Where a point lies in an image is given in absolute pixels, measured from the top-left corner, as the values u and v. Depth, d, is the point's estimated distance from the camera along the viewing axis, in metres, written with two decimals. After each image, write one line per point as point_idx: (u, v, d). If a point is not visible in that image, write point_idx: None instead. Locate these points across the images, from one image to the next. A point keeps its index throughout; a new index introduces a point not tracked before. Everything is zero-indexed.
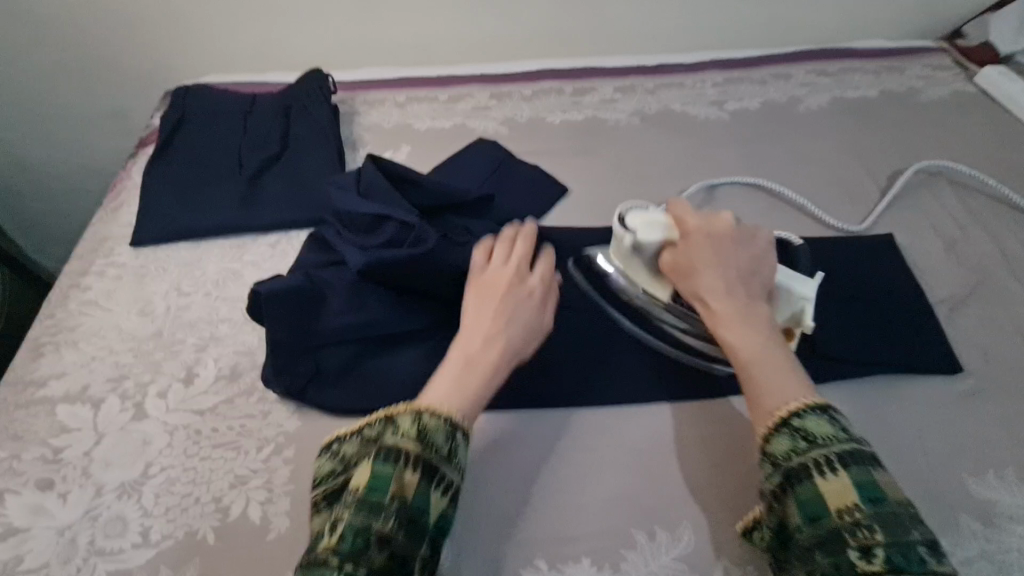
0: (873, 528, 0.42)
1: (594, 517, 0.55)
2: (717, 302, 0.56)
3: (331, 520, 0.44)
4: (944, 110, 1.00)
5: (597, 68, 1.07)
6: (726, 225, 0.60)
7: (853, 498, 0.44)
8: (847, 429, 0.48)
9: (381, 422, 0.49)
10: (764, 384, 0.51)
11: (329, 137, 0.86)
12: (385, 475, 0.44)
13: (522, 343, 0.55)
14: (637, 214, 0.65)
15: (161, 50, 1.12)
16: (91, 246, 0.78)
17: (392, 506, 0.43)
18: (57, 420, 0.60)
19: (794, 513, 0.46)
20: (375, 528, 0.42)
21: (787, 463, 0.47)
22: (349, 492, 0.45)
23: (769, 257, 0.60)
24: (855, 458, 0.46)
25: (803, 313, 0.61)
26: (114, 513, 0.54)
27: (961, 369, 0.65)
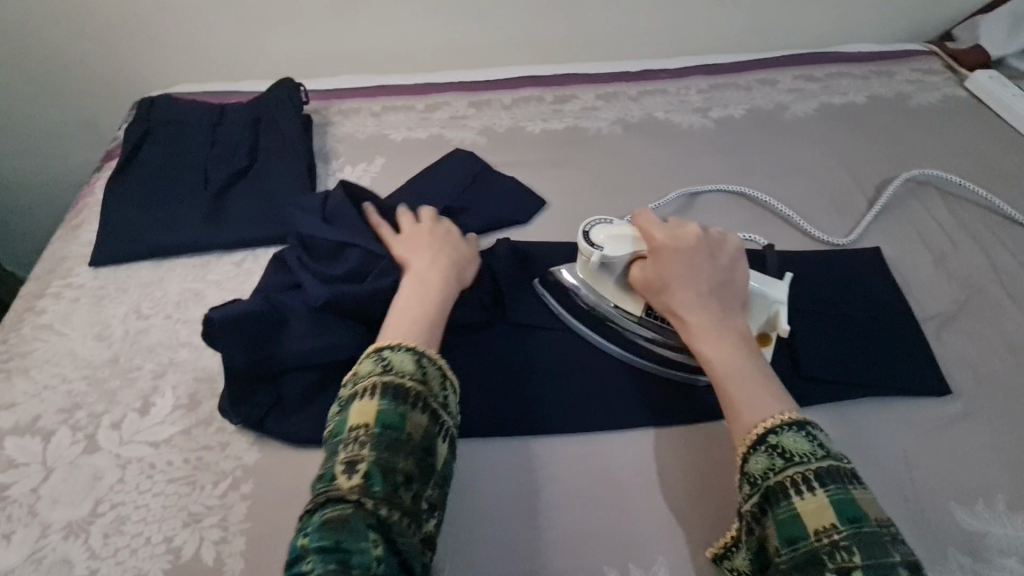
0: (852, 550, 0.39)
1: (565, 551, 0.52)
2: (691, 314, 0.55)
3: (341, 462, 0.41)
4: (934, 116, 0.97)
5: (579, 75, 1.04)
6: (693, 236, 0.58)
7: (831, 518, 0.41)
8: (825, 445, 0.45)
9: (374, 357, 0.47)
10: (740, 399, 0.49)
11: (298, 148, 0.83)
12: (400, 414, 0.44)
13: (459, 270, 0.61)
14: (603, 228, 0.63)
15: (131, 59, 1.09)
16: (50, 267, 0.75)
17: (411, 444, 0.43)
18: (4, 454, 0.58)
19: (772, 535, 0.43)
20: (399, 467, 0.41)
21: (764, 482, 0.44)
22: (357, 430, 0.43)
23: (741, 266, 0.58)
24: (832, 475, 0.43)
25: (778, 316, 0.60)
26: (59, 556, 0.51)
27: (949, 391, 0.63)
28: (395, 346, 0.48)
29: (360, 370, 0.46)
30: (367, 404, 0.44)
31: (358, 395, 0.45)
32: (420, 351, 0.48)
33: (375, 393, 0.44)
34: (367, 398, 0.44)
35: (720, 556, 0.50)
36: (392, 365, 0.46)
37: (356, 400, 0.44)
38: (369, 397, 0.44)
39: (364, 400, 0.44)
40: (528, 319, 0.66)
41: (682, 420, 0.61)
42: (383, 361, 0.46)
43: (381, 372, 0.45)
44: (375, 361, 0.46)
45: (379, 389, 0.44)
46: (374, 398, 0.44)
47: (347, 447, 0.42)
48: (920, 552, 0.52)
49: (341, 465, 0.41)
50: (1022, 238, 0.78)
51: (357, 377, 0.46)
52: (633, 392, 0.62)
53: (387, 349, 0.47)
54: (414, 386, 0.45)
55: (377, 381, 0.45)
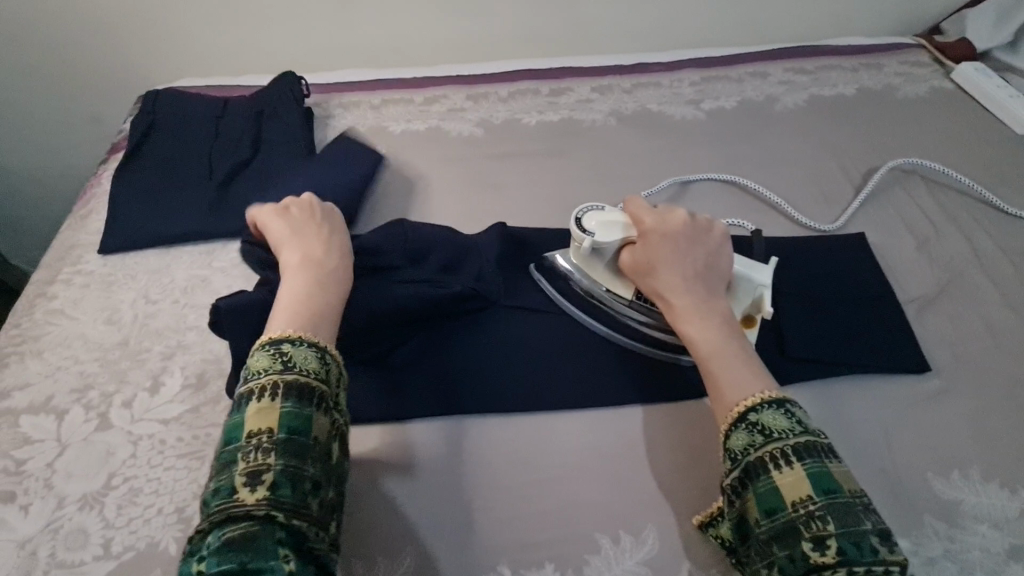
0: (826, 520, 0.42)
1: (557, 522, 0.55)
2: (676, 298, 0.58)
3: (243, 473, 0.41)
4: (921, 107, 0.99)
5: (574, 68, 1.07)
6: (681, 222, 0.62)
7: (808, 490, 0.44)
8: (803, 421, 0.47)
9: (273, 357, 0.46)
10: (723, 378, 0.52)
11: (300, 140, 0.86)
12: (304, 417, 0.45)
13: (347, 253, 0.60)
14: (593, 215, 0.66)
15: (135, 55, 1.11)
16: (60, 255, 0.77)
17: (316, 448, 0.44)
18: (20, 431, 0.60)
19: (751, 507, 0.46)
20: (307, 473, 0.43)
21: (744, 458, 0.47)
22: (260, 436, 0.43)
23: (725, 254, 0.61)
24: (809, 449, 0.45)
25: (763, 298, 0.62)
26: (76, 525, 0.54)
27: (928, 369, 0.66)
28: (294, 341, 0.48)
29: (259, 368, 0.46)
30: (269, 408, 0.44)
31: (257, 396, 0.45)
32: (322, 347, 0.49)
33: (276, 396, 0.45)
34: (269, 401, 0.44)
35: (705, 522, 0.53)
36: (294, 363, 0.46)
37: (256, 403, 0.44)
38: (270, 401, 0.44)
39: (266, 404, 0.44)
40: (523, 302, 0.69)
41: (672, 397, 0.63)
42: (283, 359, 0.46)
43: (282, 372, 0.46)
44: (276, 359, 0.46)
45: (282, 392, 0.45)
46: (276, 400, 0.44)
47: (250, 455, 0.42)
48: (897, 520, 0.55)
49: (243, 477, 0.41)
50: (1003, 225, 0.81)
51: (257, 376, 0.46)
52: (624, 371, 0.65)
53: (286, 344, 0.47)
54: (317, 385, 0.46)
55: (280, 383, 0.45)
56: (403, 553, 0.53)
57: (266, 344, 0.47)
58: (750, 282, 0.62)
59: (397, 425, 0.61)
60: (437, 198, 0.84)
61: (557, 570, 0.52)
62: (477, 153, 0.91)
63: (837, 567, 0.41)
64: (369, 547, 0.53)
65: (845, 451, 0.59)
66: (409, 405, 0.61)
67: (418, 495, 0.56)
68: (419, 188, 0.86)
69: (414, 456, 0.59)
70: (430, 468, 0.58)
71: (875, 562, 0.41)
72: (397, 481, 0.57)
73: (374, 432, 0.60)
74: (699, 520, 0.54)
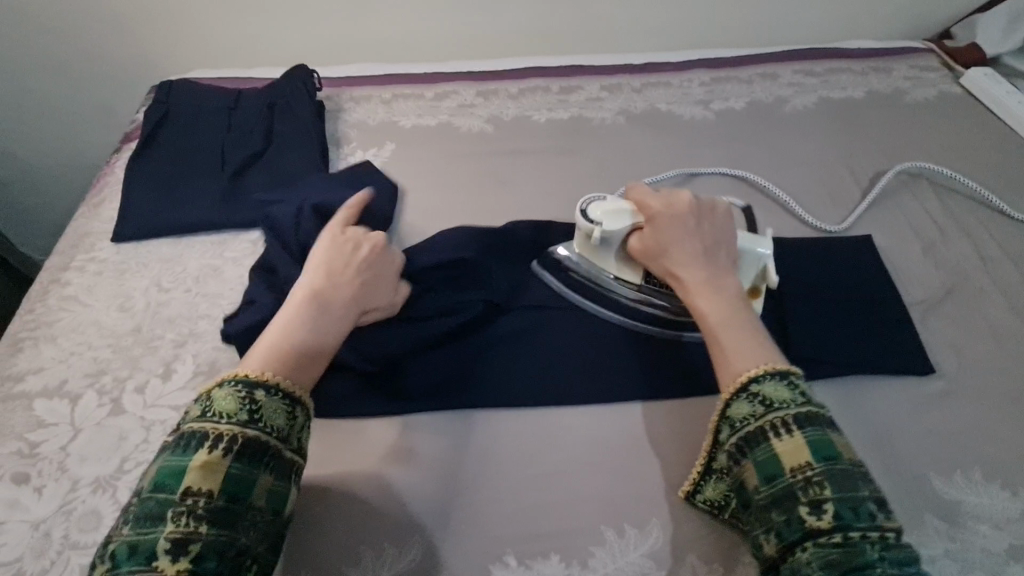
0: (824, 485, 0.44)
1: (562, 514, 0.56)
2: (684, 271, 0.59)
3: (170, 537, 0.40)
4: (930, 111, 1.00)
5: (584, 67, 1.07)
6: (686, 203, 0.62)
7: (806, 457, 0.46)
8: (805, 393, 0.50)
9: (236, 401, 0.46)
10: (729, 347, 0.53)
11: (312, 134, 0.87)
12: (252, 480, 0.44)
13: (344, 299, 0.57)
14: (598, 205, 0.66)
15: (147, 46, 1.12)
16: (73, 242, 0.78)
17: (254, 515, 0.43)
18: (34, 414, 0.61)
19: (751, 474, 0.48)
20: (238, 542, 0.42)
21: (745, 427, 0.49)
22: (197, 497, 0.41)
23: (731, 231, 0.62)
24: (810, 419, 0.48)
25: (767, 268, 0.64)
26: (89, 508, 0.54)
27: (932, 370, 0.66)
28: (270, 389, 0.47)
29: (222, 413, 0.45)
30: (216, 464, 0.43)
31: (207, 448, 0.43)
32: (293, 399, 0.48)
33: (229, 451, 0.43)
34: (219, 456, 0.43)
35: (692, 492, 0.55)
36: (261, 417, 0.46)
37: (205, 454, 0.43)
38: (221, 455, 0.43)
39: (214, 458, 0.43)
40: (532, 297, 0.69)
41: (678, 395, 0.64)
42: (246, 408, 0.45)
43: (244, 424, 0.45)
44: (242, 406, 0.45)
45: (236, 449, 0.44)
46: (227, 456, 0.43)
47: (181, 518, 0.41)
48: (899, 518, 0.55)
49: (168, 542, 0.40)
50: (1009, 229, 0.81)
51: (216, 420, 0.45)
52: (630, 367, 0.65)
53: (259, 391, 0.46)
54: (273, 443, 0.46)
55: (238, 436, 0.44)
56: (411, 542, 0.54)
57: (237, 381, 0.46)
58: (753, 258, 0.64)
59: (406, 416, 0.62)
60: (446, 192, 0.85)
61: (563, 561, 0.53)
62: (487, 149, 0.92)
63: (833, 530, 0.43)
64: (379, 535, 0.54)
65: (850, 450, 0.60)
66: (418, 396, 0.62)
67: (425, 486, 0.57)
68: (429, 182, 0.86)
69: (422, 447, 0.60)
70: (437, 459, 0.59)
71: (870, 527, 0.43)
72: (405, 471, 0.58)
73: (383, 423, 0.61)
74: (687, 490, 0.56)
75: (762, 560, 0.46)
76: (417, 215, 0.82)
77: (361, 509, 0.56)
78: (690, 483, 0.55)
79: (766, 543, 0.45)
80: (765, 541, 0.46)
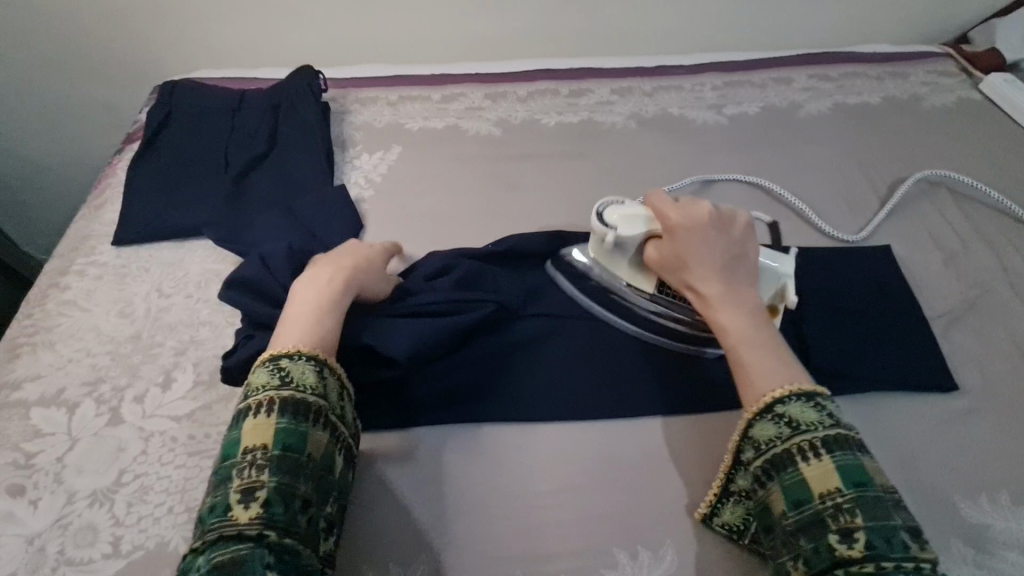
0: (855, 512, 0.43)
1: (574, 534, 0.54)
2: (705, 285, 0.56)
3: (237, 490, 0.43)
4: (948, 118, 0.97)
5: (594, 69, 1.05)
6: (706, 213, 0.59)
7: (835, 482, 0.44)
8: (833, 414, 0.48)
9: (272, 368, 0.48)
10: (753, 367, 0.51)
11: (318, 136, 0.85)
12: (301, 434, 0.46)
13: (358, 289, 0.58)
14: (615, 210, 0.64)
15: (151, 45, 1.10)
16: (73, 245, 0.77)
17: (310, 466, 0.45)
18: (31, 423, 0.59)
19: (777, 498, 0.46)
20: (298, 491, 0.44)
21: (770, 449, 0.48)
22: (254, 453, 0.44)
23: (751, 241, 0.60)
24: (839, 443, 0.46)
25: (787, 287, 0.61)
26: (85, 522, 0.53)
27: (956, 387, 0.64)
28: (293, 356, 0.49)
29: (258, 385, 0.48)
30: (265, 423, 0.46)
31: (254, 412, 0.46)
32: (321, 361, 0.50)
33: (273, 411, 0.46)
34: (265, 417, 0.46)
35: (709, 514, 0.53)
36: (292, 378, 0.48)
37: (253, 419, 0.46)
38: (266, 416, 0.46)
39: (262, 419, 0.46)
40: (543, 307, 0.67)
41: (693, 410, 0.62)
42: (282, 373, 0.48)
43: (279, 387, 0.47)
44: (273, 375, 0.48)
45: (278, 408, 0.46)
46: (272, 416, 0.46)
47: (244, 472, 0.44)
48: None
49: (236, 494, 0.42)
50: None
51: (256, 392, 0.47)
52: (642, 380, 0.63)
53: (285, 359, 0.49)
54: (314, 400, 0.48)
55: (276, 399, 0.47)
56: (416, 562, 0.52)
57: (267, 360, 0.49)
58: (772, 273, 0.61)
59: (411, 429, 0.60)
60: (454, 197, 0.83)
61: None
62: (495, 153, 0.90)
63: (865, 560, 0.40)
64: (383, 554, 0.52)
65: None
66: (425, 408, 0.60)
67: (432, 503, 0.55)
68: (437, 187, 0.85)
69: (428, 461, 0.58)
70: (445, 475, 0.57)
71: (908, 559, 0.40)
72: (410, 487, 0.56)
73: (388, 437, 0.60)
74: (703, 512, 0.54)
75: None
76: (424, 220, 0.80)
77: (364, 526, 0.54)
78: (706, 505, 0.53)
79: (793, 571, 0.44)
80: (792, 568, 0.44)
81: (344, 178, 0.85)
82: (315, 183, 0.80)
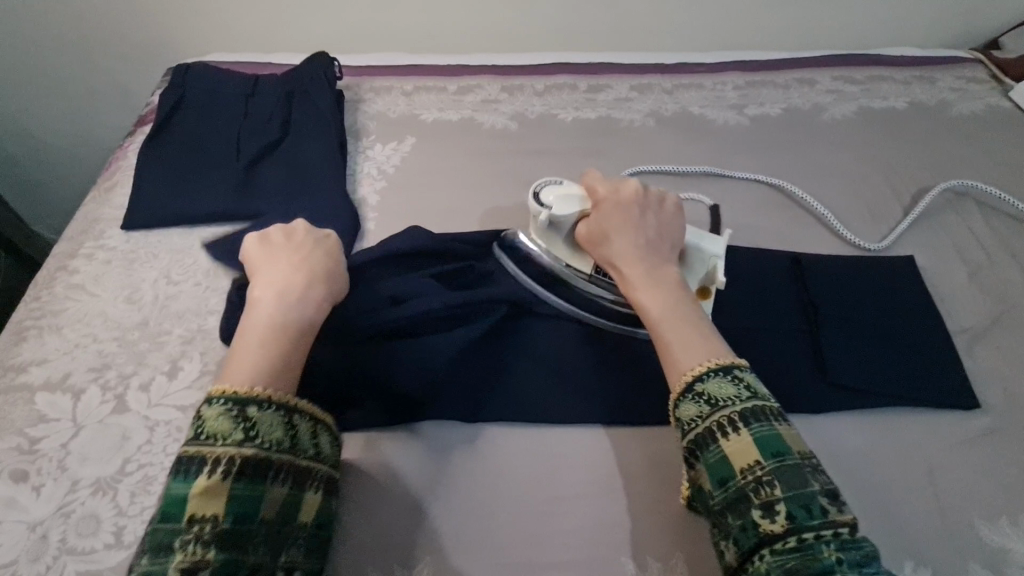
0: (773, 484, 0.43)
1: (580, 542, 0.53)
2: (631, 268, 0.57)
3: (180, 566, 0.40)
4: (977, 126, 0.95)
5: (613, 65, 1.03)
6: (631, 194, 0.61)
7: (754, 456, 0.45)
8: (749, 386, 0.48)
9: (233, 417, 0.45)
10: (674, 343, 0.52)
11: (331, 125, 0.83)
12: (256, 497, 0.44)
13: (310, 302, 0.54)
14: (551, 189, 0.64)
15: (164, 27, 1.09)
16: (82, 227, 0.76)
17: (262, 529, 0.43)
18: (35, 409, 0.59)
19: (704, 479, 0.47)
20: (249, 559, 0.42)
21: (693, 429, 0.48)
22: (203, 523, 0.41)
23: (677, 222, 0.61)
24: (755, 415, 0.47)
25: (716, 269, 0.62)
26: (88, 511, 0.52)
27: (978, 405, 0.62)
28: (261, 404, 0.46)
29: (216, 434, 0.44)
30: (218, 487, 0.42)
31: (206, 472, 0.43)
32: (289, 409, 0.48)
33: (228, 473, 0.43)
34: (217, 481, 0.42)
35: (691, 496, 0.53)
36: (257, 433, 0.45)
37: (203, 480, 0.42)
38: (220, 479, 0.43)
39: (215, 482, 0.42)
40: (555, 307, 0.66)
41: None
42: (245, 426, 0.45)
43: (241, 443, 0.44)
44: (236, 425, 0.45)
45: (235, 471, 0.43)
46: (228, 479, 0.43)
47: (189, 545, 0.40)
48: (938, 566, 0.52)
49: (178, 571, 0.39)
50: None
51: (212, 443, 0.44)
52: (657, 385, 0.62)
53: (251, 408, 0.45)
54: (276, 457, 0.46)
55: (236, 457, 0.43)
56: (419, 565, 0.51)
57: (224, 400, 0.45)
58: (702, 252, 0.62)
59: (418, 428, 0.59)
60: (468, 191, 0.82)
61: None
62: (511, 147, 0.88)
63: (787, 534, 0.41)
64: (388, 552, 0.52)
65: (885, 489, 0.56)
66: (430, 406, 0.59)
67: (436, 505, 0.55)
68: (449, 180, 0.83)
69: (436, 462, 0.57)
70: (449, 475, 0.56)
71: (824, 525, 0.42)
72: (417, 487, 0.56)
73: (396, 435, 0.59)
74: (686, 496, 0.53)
75: (724, 566, 0.45)
76: (435, 213, 0.79)
77: (369, 524, 0.53)
78: (687, 491, 0.52)
79: (726, 551, 0.45)
80: (725, 548, 0.45)
81: (355, 170, 0.84)
82: (325, 170, 0.78)
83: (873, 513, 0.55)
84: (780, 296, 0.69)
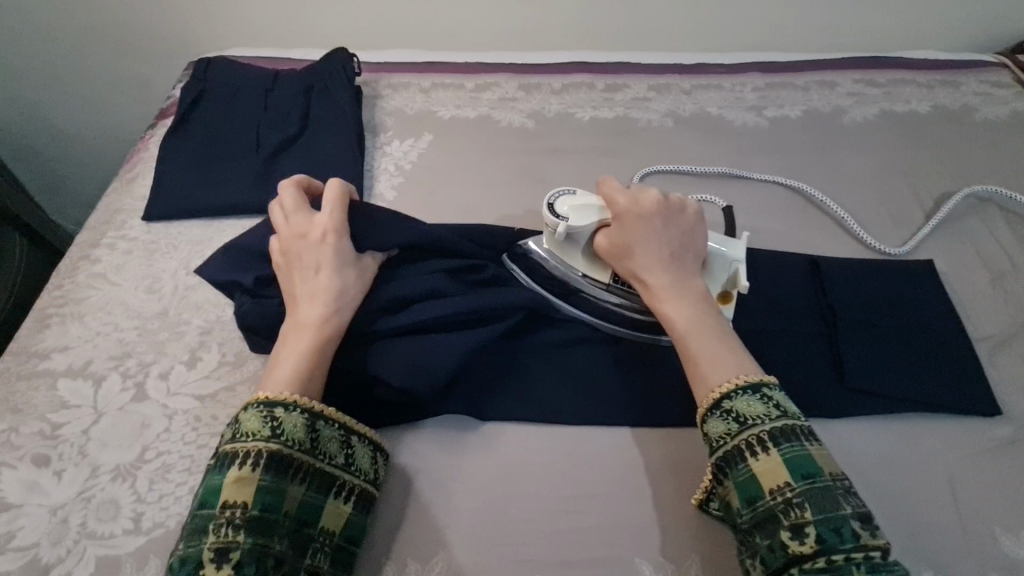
0: (804, 507, 0.43)
1: (596, 542, 0.52)
2: (656, 279, 0.57)
3: (211, 548, 0.43)
4: (1003, 131, 0.93)
5: (631, 65, 1.02)
6: (652, 201, 0.59)
7: (785, 477, 0.45)
8: (779, 405, 0.48)
9: (263, 416, 0.47)
10: (702, 358, 0.52)
11: (350, 120, 0.84)
12: (280, 493, 0.46)
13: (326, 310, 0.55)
14: (565, 199, 0.62)
15: (186, 22, 1.10)
16: (104, 218, 0.77)
17: (287, 523, 0.46)
18: (57, 395, 0.59)
19: (732, 495, 0.47)
20: (273, 550, 0.44)
21: (722, 446, 0.48)
22: (234, 510, 0.44)
23: (701, 231, 0.60)
24: (785, 434, 0.46)
25: (738, 274, 0.61)
26: (108, 496, 0.53)
27: (999, 413, 0.61)
28: (288, 406, 0.48)
29: (249, 430, 0.47)
30: (248, 478, 0.45)
31: (239, 463, 0.46)
32: (314, 413, 0.50)
33: (257, 466, 0.46)
34: (249, 471, 0.45)
35: (704, 500, 0.53)
36: (283, 431, 0.47)
37: (236, 470, 0.45)
38: (251, 470, 0.45)
39: (246, 473, 0.45)
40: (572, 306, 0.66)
41: None
42: (273, 423, 0.47)
43: (269, 439, 0.47)
44: (265, 423, 0.47)
45: (264, 464, 0.46)
46: (258, 471, 0.45)
47: (221, 528, 0.43)
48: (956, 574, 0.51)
49: (210, 553, 0.43)
50: None
51: (245, 438, 0.47)
52: (674, 385, 0.62)
53: (278, 409, 0.48)
54: (302, 456, 0.48)
55: (264, 451, 0.46)
56: (433, 561, 0.51)
57: (259, 402, 0.48)
58: (724, 259, 0.61)
59: (434, 424, 0.59)
60: (483, 188, 0.82)
61: None
62: (527, 145, 0.88)
63: (816, 555, 0.42)
64: (403, 546, 0.52)
65: (904, 497, 0.56)
66: (445, 402, 0.59)
67: (452, 502, 0.55)
68: (465, 177, 0.83)
69: (451, 458, 0.57)
70: (464, 473, 0.56)
71: (855, 549, 0.42)
72: (431, 484, 0.56)
73: (413, 431, 0.59)
74: (699, 499, 0.53)
75: None
76: (451, 210, 0.79)
77: (385, 517, 0.54)
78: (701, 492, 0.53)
79: (752, 569, 0.45)
80: (752, 566, 0.45)
81: (374, 165, 0.84)
82: (344, 165, 0.79)
83: (891, 520, 0.54)
84: (797, 300, 0.69)
